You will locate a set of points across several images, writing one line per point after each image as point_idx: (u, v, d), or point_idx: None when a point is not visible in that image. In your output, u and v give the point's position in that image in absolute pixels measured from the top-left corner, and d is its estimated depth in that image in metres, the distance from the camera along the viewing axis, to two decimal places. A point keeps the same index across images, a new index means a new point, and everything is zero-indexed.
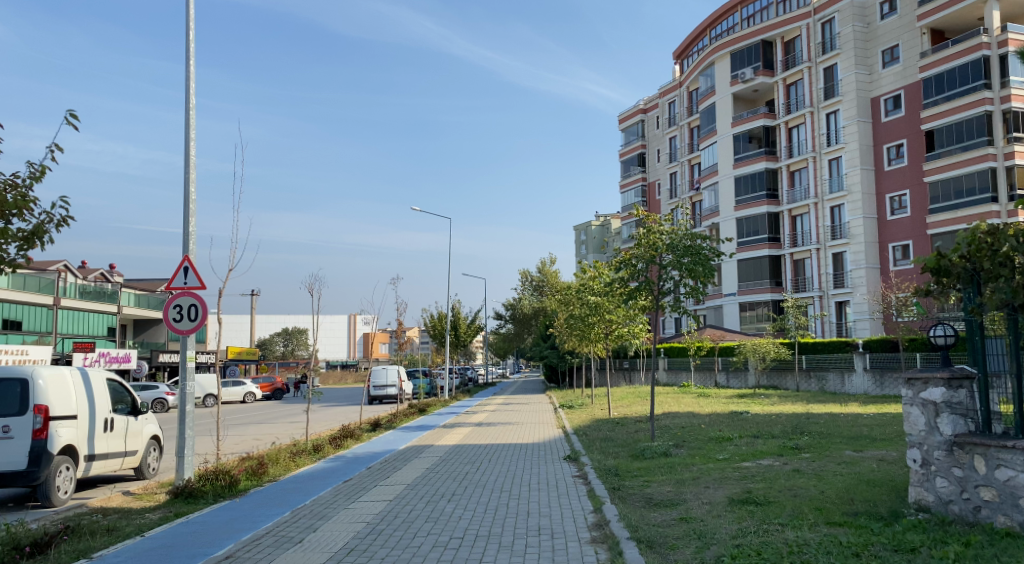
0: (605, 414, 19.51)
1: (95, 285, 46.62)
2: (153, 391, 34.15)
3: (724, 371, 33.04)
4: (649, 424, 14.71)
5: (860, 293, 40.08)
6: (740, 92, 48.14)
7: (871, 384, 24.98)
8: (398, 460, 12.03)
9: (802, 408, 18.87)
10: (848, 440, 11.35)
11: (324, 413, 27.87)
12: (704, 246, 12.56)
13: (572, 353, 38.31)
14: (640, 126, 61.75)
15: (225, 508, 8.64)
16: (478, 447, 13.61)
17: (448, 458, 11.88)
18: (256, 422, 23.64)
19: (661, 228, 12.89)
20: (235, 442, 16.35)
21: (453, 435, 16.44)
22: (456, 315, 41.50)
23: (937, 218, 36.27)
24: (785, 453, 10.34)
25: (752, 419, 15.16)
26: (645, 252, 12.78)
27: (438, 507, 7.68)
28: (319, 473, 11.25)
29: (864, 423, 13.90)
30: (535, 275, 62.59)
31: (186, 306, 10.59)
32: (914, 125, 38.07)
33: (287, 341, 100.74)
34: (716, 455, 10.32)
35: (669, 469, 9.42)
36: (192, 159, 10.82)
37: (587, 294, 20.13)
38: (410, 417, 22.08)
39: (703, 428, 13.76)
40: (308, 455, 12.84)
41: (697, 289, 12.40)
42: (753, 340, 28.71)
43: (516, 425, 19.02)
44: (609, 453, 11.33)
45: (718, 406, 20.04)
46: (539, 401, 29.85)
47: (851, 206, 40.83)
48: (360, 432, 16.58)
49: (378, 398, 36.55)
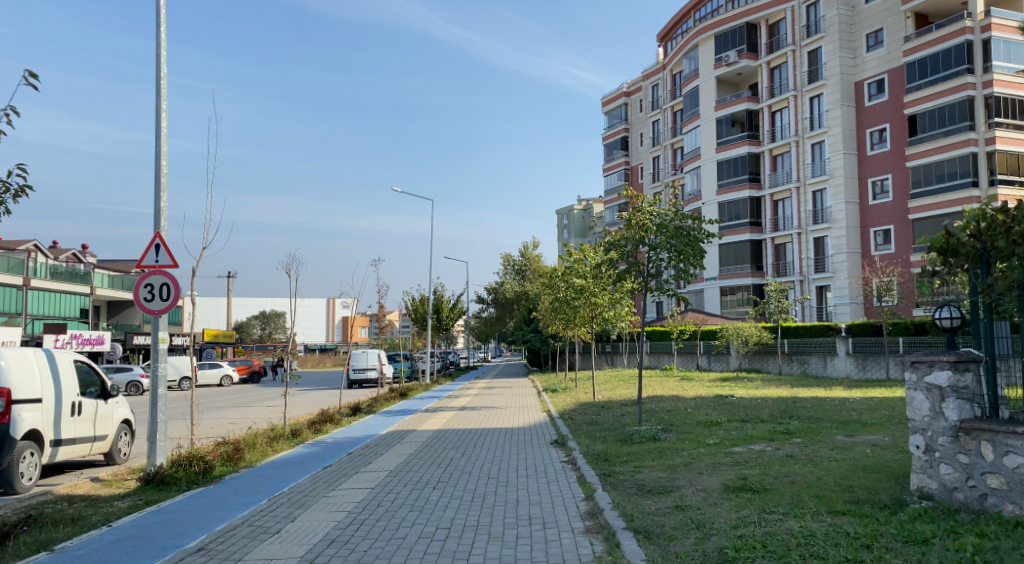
0: (589, 398, 19.27)
1: (66, 265, 45.44)
2: (127, 373, 33.41)
3: (706, 354, 32.99)
4: (636, 408, 14.49)
5: (841, 278, 40.31)
6: (724, 76, 47.93)
7: (853, 367, 25.14)
8: (379, 445, 11.67)
9: (788, 391, 18.83)
10: (839, 425, 11.22)
11: (303, 397, 27.38)
12: (694, 227, 12.26)
13: (555, 337, 38.10)
14: (624, 110, 61.32)
15: (197, 495, 8.20)
16: (462, 432, 13.29)
17: (432, 443, 11.56)
18: (233, 406, 23.15)
19: (650, 208, 12.53)
20: (209, 426, 15.86)
21: (436, 419, 16.09)
22: (438, 298, 41.13)
23: (920, 203, 36.49)
24: (776, 437, 10.16)
25: (739, 403, 15.02)
26: (633, 234, 12.40)
27: (422, 495, 7.31)
28: (297, 459, 10.85)
29: (851, 407, 13.82)
30: (516, 259, 62.21)
31: (157, 285, 10.03)
32: (897, 110, 38.14)
33: (265, 324, 99.68)
34: (706, 439, 10.10)
35: (659, 454, 9.19)
36: (163, 130, 10.26)
37: (573, 277, 19.79)
38: (391, 401, 21.73)
39: (689, 412, 13.56)
40: (286, 440, 12.42)
41: (687, 272, 12.15)
42: (736, 323, 28.67)
43: (499, 408, 18.72)
44: (595, 437, 11.08)
45: (702, 390, 19.92)
46: (522, 385, 29.64)
47: (833, 190, 40.92)
48: (339, 416, 16.17)
49: (359, 381, 36.16)
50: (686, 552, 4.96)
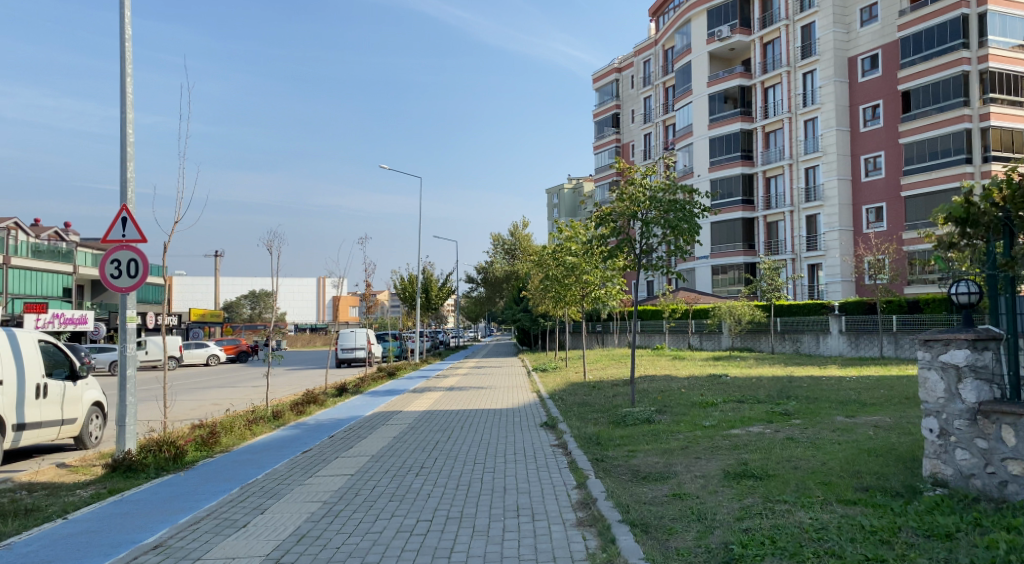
0: (580, 378, 18.91)
1: (47, 243, 44.46)
2: (110, 353, 32.82)
3: (697, 333, 32.67)
4: (628, 389, 14.11)
5: (833, 256, 40.11)
6: (716, 51, 47.14)
7: (845, 346, 24.98)
8: (363, 428, 11.21)
9: (782, 370, 18.59)
10: (837, 405, 10.92)
11: (289, 377, 26.91)
12: (689, 201, 11.73)
13: (545, 316, 37.72)
14: (615, 86, 60.37)
15: (166, 483, 7.69)
16: (449, 413, 12.85)
17: (417, 425, 11.11)
18: (216, 386, 22.64)
19: (643, 181, 12.00)
20: (188, 408, 15.34)
21: (423, 400, 15.66)
22: (427, 278, 40.59)
23: (913, 179, 36.11)
24: (774, 419, 9.82)
25: (733, 383, 14.69)
26: (625, 208, 11.93)
27: (403, 484, 6.86)
28: (276, 442, 10.37)
29: (848, 387, 13.50)
30: (506, 238, 61.62)
31: (125, 261, 9.32)
32: (891, 86, 37.61)
33: (254, 303, 98.86)
34: (702, 421, 9.73)
35: (654, 437, 8.80)
36: (127, 96, 9.57)
37: (564, 255, 19.28)
38: (379, 381, 21.31)
39: (683, 392, 13.19)
40: (266, 423, 11.91)
41: (681, 248, 11.63)
42: (728, 301, 28.38)
43: (487, 389, 18.33)
44: (587, 419, 10.68)
45: (695, 369, 19.62)
46: (512, 365, 29.30)
47: (826, 167, 40.52)
48: (323, 397, 15.71)
49: (347, 361, 35.74)
50: (688, 548, 4.53)
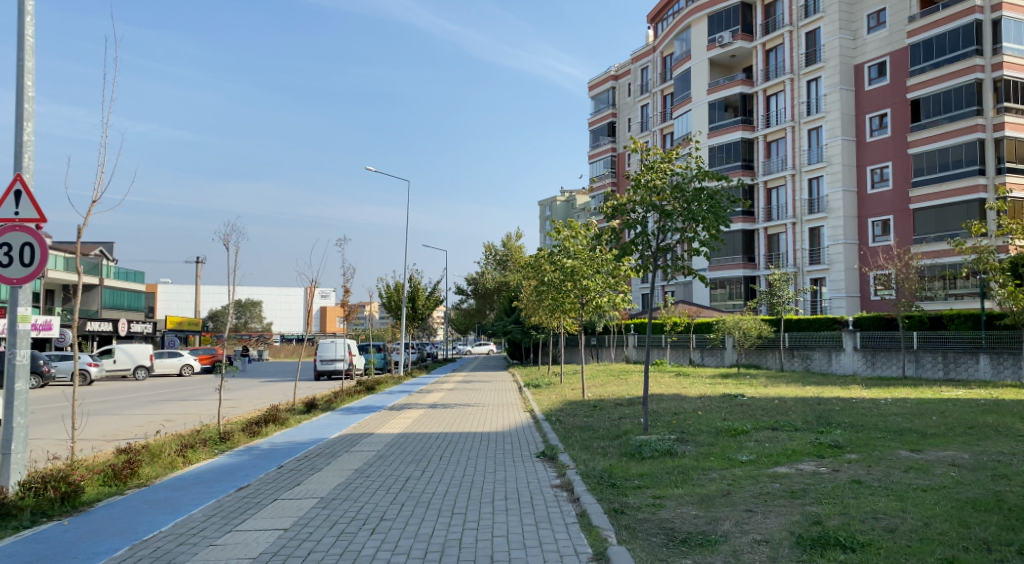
0: (578, 395, 17.06)
1: None
2: (72, 361, 30.34)
3: (699, 348, 30.98)
4: (636, 410, 12.26)
5: (837, 270, 38.67)
6: (717, 58, 45.76)
7: (861, 364, 23.46)
8: (321, 456, 9.15)
9: (800, 390, 16.86)
10: (892, 436, 9.14)
11: (262, 390, 24.92)
12: (716, 190, 9.99)
13: (538, 328, 35.83)
14: (611, 94, 58.87)
15: (38, 536, 5.65)
16: (428, 437, 10.90)
17: (387, 454, 9.11)
18: (176, 400, 20.60)
19: (665, 165, 10.16)
20: (127, 428, 13.31)
21: (399, 420, 13.70)
22: (415, 286, 38.54)
23: (922, 191, 34.77)
24: (823, 452, 8.01)
25: (754, 405, 12.94)
26: (643, 196, 10.10)
27: (352, 547, 4.94)
28: (212, 472, 8.29)
29: (891, 412, 11.71)
30: (499, 248, 59.92)
31: (17, 246, 7.13)
32: (899, 94, 36.38)
33: (241, 312, 97.14)
34: (736, 455, 7.89)
35: (682, 478, 6.94)
36: (26, 39, 7.33)
37: (561, 258, 17.44)
38: (355, 397, 19.37)
39: (701, 416, 11.41)
40: (209, 447, 9.86)
41: (704, 244, 9.86)
42: (734, 316, 26.67)
43: (474, 406, 16.45)
44: (593, 449, 8.81)
45: (704, 387, 17.74)
46: (502, 379, 27.39)
47: (830, 178, 39.15)
48: (286, 414, 13.75)
49: (327, 373, 33.71)
50: None
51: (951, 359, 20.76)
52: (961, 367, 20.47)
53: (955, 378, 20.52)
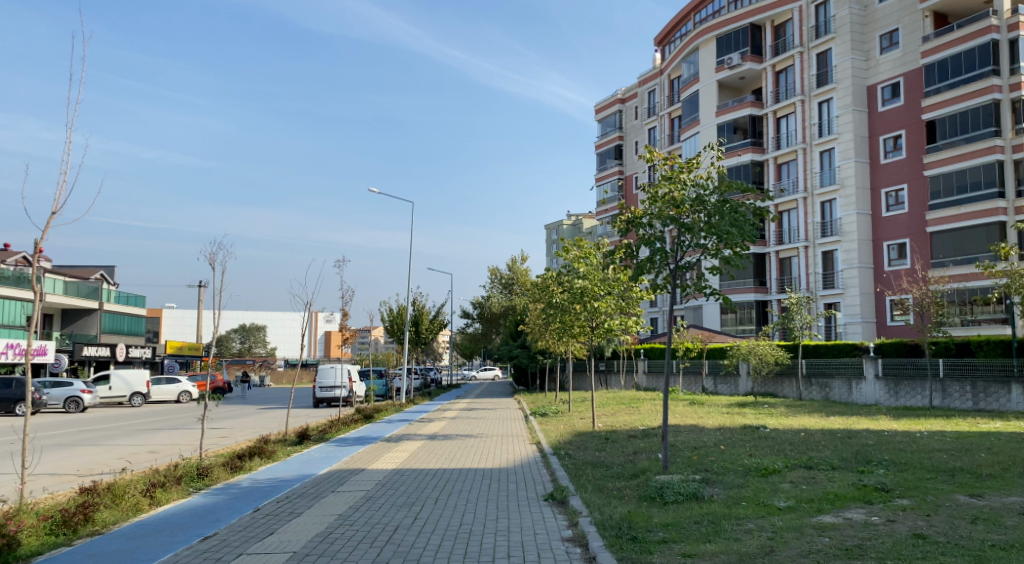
0: (587, 425, 16.07)
1: (14, 266, 40.85)
2: (66, 388, 29.43)
3: (712, 376, 29.98)
4: (653, 444, 11.31)
5: (851, 294, 37.66)
6: (725, 80, 45.32)
7: (883, 393, 22.41)
8: (304, 496, 8.20)
9: (825, 421, 15.81)
10: (944, 476, 8.15)
11: (257, 418, 23.98)
12: (741, 203, 9.15)
13: (544, 354, 34.88)
14: (618, 117, 58.50)
15: None
16: (424, 473, 9.95)
17: (378, 495, 8.17)
18: (165, 428, 19.65)
19: (686, 175, 9.38)
20: (103, 461, 12.39)
21: (396, 452, 12.73)
22: (418, 311, 37.63)
23: (939, 214, 33.93)
24: (871, 497, 7.06)
25: (779, 439, 11.94)
26: (659, 210, 9.32)
27: None
28: (180, 516, 7.35)
29: (934, 448, 10.68)
30: (504, 272, 59.26)
31: None
32: (914, 115, 35.76)
33: (245, 337, 96.79)
34: (771, 501, 6.94)
35: (713, 529, 5.98)
36: None
37: (568, 279, 16.59)
38: (353, 426, 18.40)
39: (724, 451, 10.45)
40: (183, 486, 8.93)
41: (728, 262, 8.96)
42: (749, 342, 25.70)
43: (477, 437, 15.46)
44: (607, 492, 7.86)
45: (722, 417, 16.69)
46: (507, 407, 26.35)
47: (843, 201, 38.34)
48: (274, 447, 12.83)
49: (327, 400, 32.73)
50: None
51: (980, 388, 19.67)
52: (992, 397, 19.38)
53: (985, 409, 19.43)
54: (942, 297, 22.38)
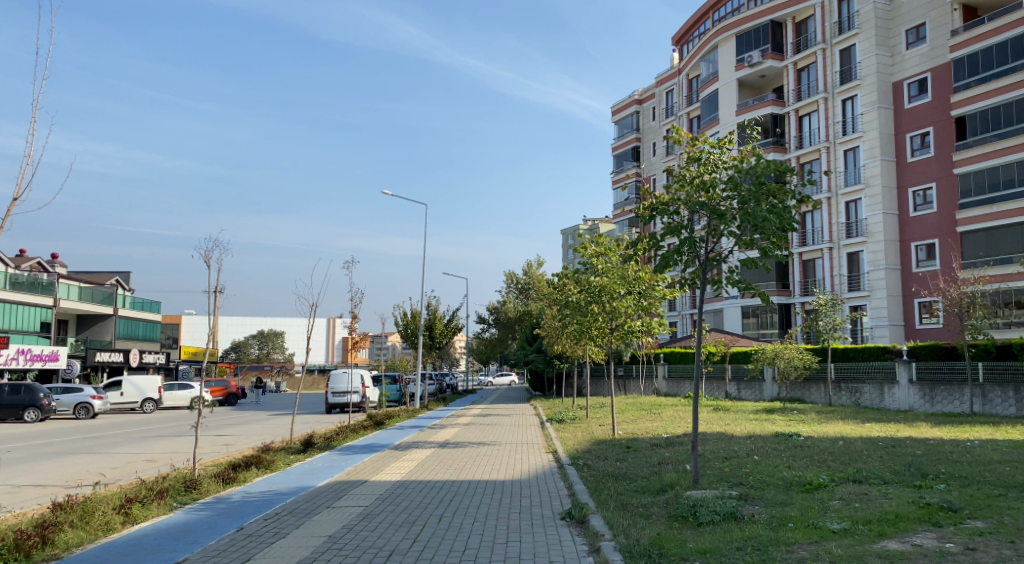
0: (607, 433, 15.15)
1: (28, 272, 40.82)
2: (76, 394, 29.02)
3: (736, 381, 28.93)
4: (680, 455, 10.41)
5: (878, 297, 36.36)
6: (746, 78, 44.28)
7: (918, 399, 21.24)
8: (297, 513, 7.41)
9: (863, 429, 14.73)
10: (1016, 493, 7.18)
11: (265, 425, 23.30)
12: (780, 189, 8.27)
13: (561, 358, 33.97)
14: (635, 118, 57.55)
15: None
16: (430, 486, 9.14)
17: (377, 512, 7.37)
18: (169, 436, 19.00)
19: (717, 158, 8.57)
20: (93, 472, 11.71)
21: (404, 462, 11.92)
22: (432, 314, 36.85)
23: (971, 212, 32.60)
24: (937, 518, 6.14)
25: (817, 448, 10.97)
26: (687, 195, 8.53)
27: None
28: (155, 537, 6.58)
29: (994, 460, 9.64)
30: (520, 277, 58.48)
31: None
32: (943, 111, 34.49)
33: (263, 343, 97.02)
34: (822, 522, 6.03)
35: (757, 558, 5.08)
36: None
37: (586, 277, 15.69)
38: (361, 434, 17.58)
39: (759, 463, 9.55)
40: (167, 501, 8.18)
41: (766, 252, 8.09)
42: (776, 345, 24.58)
43: (490, 446, 14.59)
44: (632, 510, 6.99)
45: (751, 425, 15.65)
46: (523, 413, 25.48)
47: (868, 200, 37.10)
48: (273, 456, 12.08)
49: (339, 406, 32.01)
50: None
51: None
52: None
53: None
54: (981, 297, 21.16)
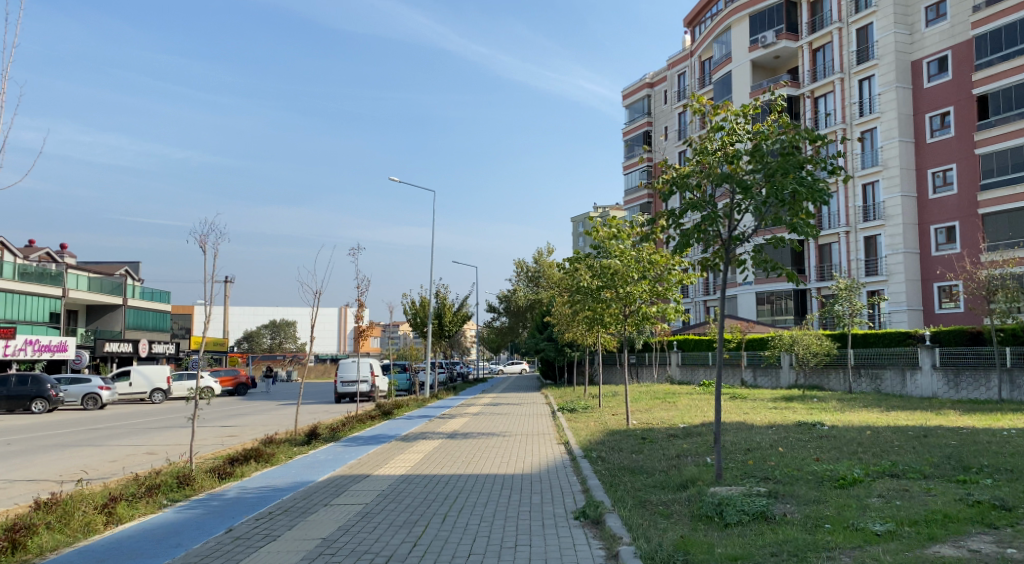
0: (620, 423, 14.60)
1: (37, 263, 40.72)
2: (84, 385, 28.87)
3: (752, 368, 28.35)
4: (699, 447, 9.86)
5: (897, 281, 35.49)
6: (759, 60, 43.23)
7: (941, 385, 20.54)
8: (293, 513, 6.92)
9: (888, 417, 14.12)
10: None
11: (272, 416, 22.97)
12: (809, 161, 7.62)
13: (572, 346, 33.49)
14: (646, 102, 56.58)
15: None
16: (435, 481, 8.64)
17: (377, 511, 6.86)
18: (173, 428, 18.64)
19: (738, 131, 7.99)
20: (87, 466, 11.31)
21: (409, 454, 11.44)
22: (441, 302, 36.37)
23: (993, 194, 31.62)
24: (990, 518, 5.53)
25: (844, 439, 10.37)
26: (708, 168, 7.98)
27: None
28: (139, 540, 6.11)
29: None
30: (530, 264, 57.92)
31: None
32: (964, 89, 33.42)
33: (275, 333, 97.29)
34: (863, 524, 5.45)
35: None
36: None
37: (598, 262, 15.09)
38: (368, 425, 17.11)
39: (784, 455, 8.98)
40: (157, 499, 7.72)
41: (796, 228, 7.47)
42: (793, 331, 23.91)
43: (499, 437, 14.08)
44: (652, 508, 6.44)
45: (771, 414, 15.04)
46: (533, 402, 25.02)
47: (886, 182, 36.13)
48: (274, 449, 11.62)
49: (348, 396, 31.68)
50: None
51: None
52: None
53: None
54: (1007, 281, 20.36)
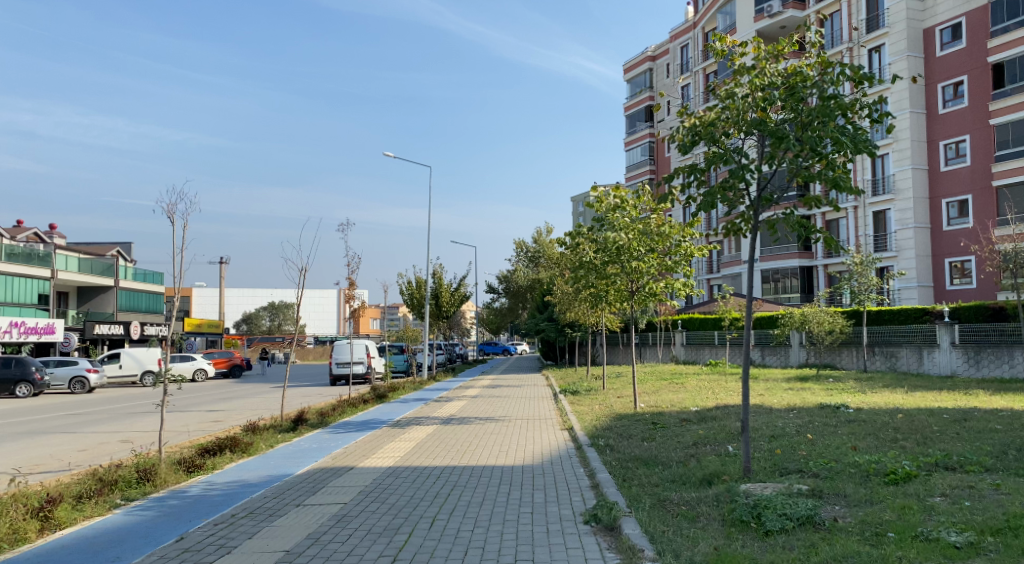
0: (626, 406, 13.69)
1: (24, 243, 39.71)
2: (70, 367, 28.00)
3: (760, 346, 27.52)
4: (718, 433, 8.91)
5: (907, 257, 34.47)
6: (765, 30, 41.78)
7: (960, 363, 19.68)
8: (259, 516, 5.97)
9: (912, 398, 13.23)
10: None
11: (263, 399, 22.06)
12: (853, 106, 6.59)
13: (573, 326, 32.62)
14: (648, 77, 55.14)
15: None
16: (426, 475, 7.69)
17: (356, 514, 5.92)
18: (156, 412, 17.72)
19: (771, 72, 6.92)
20: (48, 456, 10.38)
21: (399, 443, 10.49)
22: (439, 283, 35.37)
23: (1009, 165, 30.51)
24: None
25: (877, 423, 9.43)
26: (738, 115, 6.95)
27: None
28: (72, 553, 5.16)
29: None
30: (530, 244, 56.85)
31: None
32: (978, 57, 32.16)
33: (273, 315, 96.55)
34: (934, 533, 4.51)
35: None
36: None
37: (602, 234, 14.08)
38: (360, 409, 16.19)
39: (814, 442, 8.04)
40: (107, 499, 6.76)
41: (839, 182, 6.47)
42: (805, 309, 22.74)
43: (498, 422, 13.13)
44: (675, 510, 5.49)
45: (787, 395, 14.13)
46: (534, 384, 24.10)
47: (897, 155, 34.95)
48: (252, 438, 10.66)
49: (343, 378, 30.80)
50: None
51: None
52: None
53: None
54: None
